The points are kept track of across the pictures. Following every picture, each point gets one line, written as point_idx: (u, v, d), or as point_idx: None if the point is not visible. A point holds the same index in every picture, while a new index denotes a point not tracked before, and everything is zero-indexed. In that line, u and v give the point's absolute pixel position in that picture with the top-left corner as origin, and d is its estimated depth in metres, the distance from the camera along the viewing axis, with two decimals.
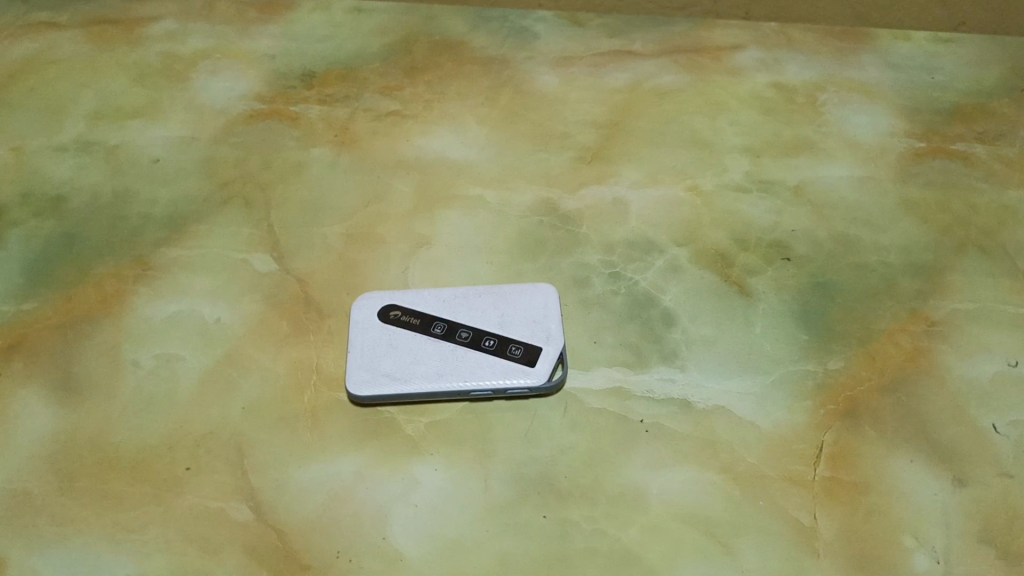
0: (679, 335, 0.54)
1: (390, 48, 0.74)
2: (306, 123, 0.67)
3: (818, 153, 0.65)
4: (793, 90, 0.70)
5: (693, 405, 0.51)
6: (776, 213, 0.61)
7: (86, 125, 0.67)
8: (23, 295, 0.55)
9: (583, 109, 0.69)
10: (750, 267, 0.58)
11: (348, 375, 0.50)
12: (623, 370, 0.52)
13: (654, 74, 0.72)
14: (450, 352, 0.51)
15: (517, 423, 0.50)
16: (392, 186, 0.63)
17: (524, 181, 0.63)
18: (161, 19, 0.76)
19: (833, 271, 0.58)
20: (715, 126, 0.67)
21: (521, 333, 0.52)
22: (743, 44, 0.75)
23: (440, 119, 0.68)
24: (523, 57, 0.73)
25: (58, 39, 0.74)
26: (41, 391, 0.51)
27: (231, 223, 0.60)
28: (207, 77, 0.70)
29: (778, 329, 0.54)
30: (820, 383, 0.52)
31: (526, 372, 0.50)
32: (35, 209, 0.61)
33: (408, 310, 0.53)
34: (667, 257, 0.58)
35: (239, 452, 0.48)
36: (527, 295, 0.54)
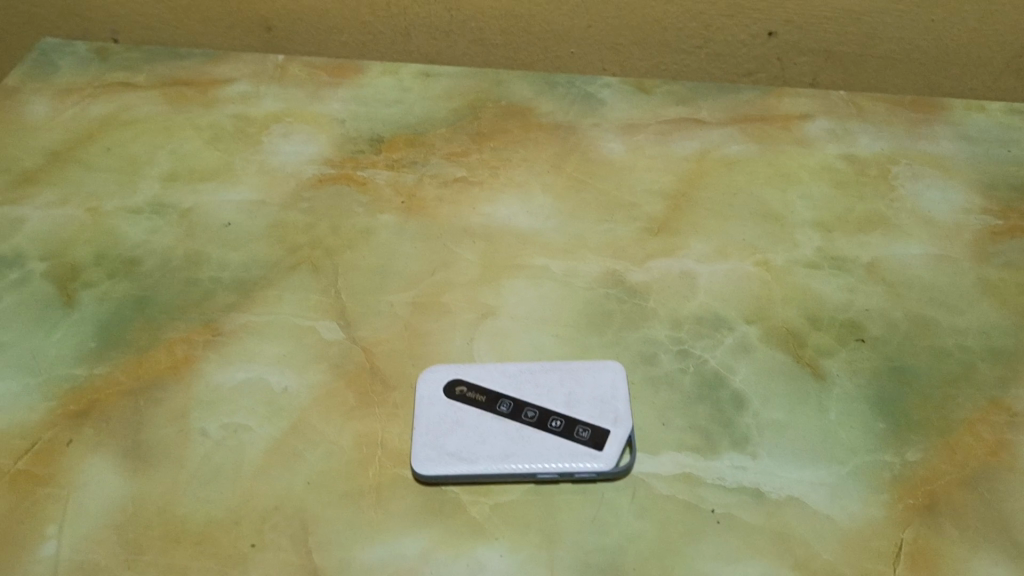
0: (750, 419, 0.53)
1: (457, 114, 0.74)
2: (374, 188, 0.68)
3: (891, 230, 0.64)
4: (865, 163, 0.70)
5: (765, 495, 0.49)
6: (849, 291, 0.60)
7: (160, 186, 0.68)
8: (97, 358, 0.56)
9: (650, 178, 0.68)
10: (823, 348, 0.56)
11: (413, 453, 0.50)
12: (692, 455, 0.51)
13: (722, 143, 0.71)
14: (516, 433, 0.51)
15: (584, 508, 0.49)
16: (458, 254, 0.63)
17: (590, 252, 0.63)
18: (235, 81, 0.77)
19: (909, 354, 0.56)
20: (784, 198, 0.67)
21: (588, 413, 0.52)
22: (813, 112, 0.74)
23: (506, 186, 0.68)
24: (589, 124, 0.73)
25: (135, 99, 0.76)
26: (111, 457, 0.51)
27: (299, 288, 0.60)
28: (278, 140, 0.72)
29: (853, 415, 0.53)
30: (898, 475, 0.50)
31: (592, 456, 0.50)
32: (109, 270, 0.62)
33: (474, 386, 0.54)
34: (737, 334, 0.57)
35: (304, 528, 0.48)
36: (595, 373, 0.54)
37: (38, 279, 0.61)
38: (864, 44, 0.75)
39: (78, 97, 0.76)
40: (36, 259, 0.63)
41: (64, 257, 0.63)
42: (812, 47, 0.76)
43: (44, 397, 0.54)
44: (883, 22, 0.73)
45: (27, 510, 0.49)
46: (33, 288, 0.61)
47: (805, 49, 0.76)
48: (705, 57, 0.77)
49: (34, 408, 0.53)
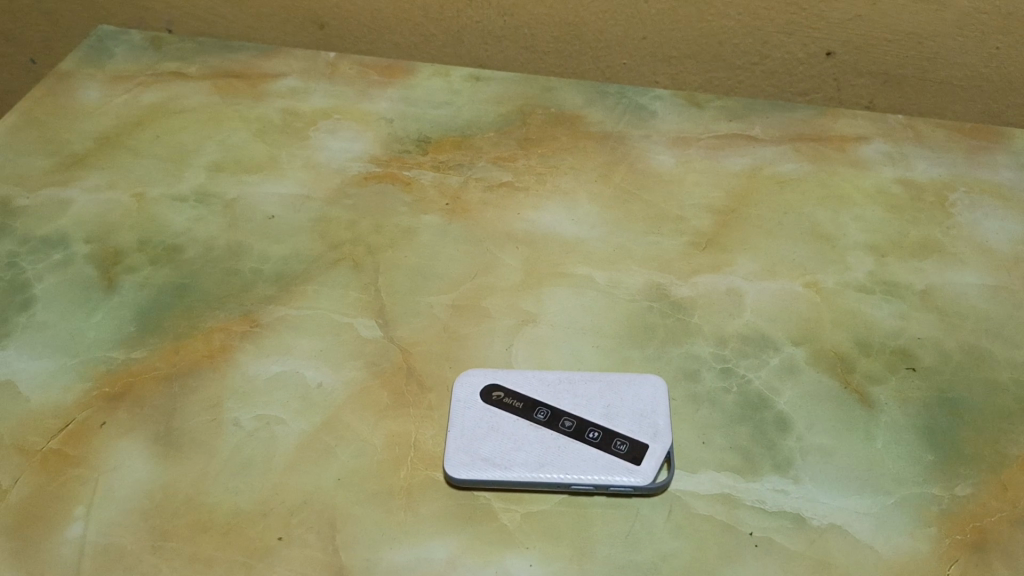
0: (794, 442, 0.51)
1: (505, 119, 0.74)
2: (419, 188, 0.67)
3: (947, 257, 0.62)
4: (920, 188, 0.68)
5: (807, 522, 0.48)
6: (901, 318, 0.58)
7: (206, 176, 0.68)
8: (134, 342, 0.56)
9: (699, 192, 0.67)
10: (872, 374, 0.55)
11: (446, 456, 0.49)
12: (732, 476, 0.49)
13: (774, 161, 0.70)
14: (552, 442, 0.50)
15: (618, 522, 0.47)
16: (500, 258, 0.62)
17: (634, 263, 0.61)
18: (285, 76, 0.78)
19: (961, 385, 0.54)
20: (837, 220, 0.65)
21: (626, 427, 0.51)
22: (869, 134, 0.73)
23: (551, 193, 0.67)
24: (638, 135, 0.72)
25: (186, 89, 0.76)
26: (142, 441, 0.51)
27: (339, 284, 0.60)
28: (325, 137, 0.72)
29: (901, 445, 0.51)
30: (947, 509, 0.48)
31: (629, 470, 0.48)
32: (151, 256, 0.62)
33: (510, 392, 0.52)
34: (783, 355, 0.56)
35: (332, 525, 0.47)
36: (635, 386, 0.53)
37: (80, 261, 0.61)
38: (924, 68, 0.73)
39: (130, 84, 0.77)
40: (79, 242, 0.63)
41: (107, 241, 0.63)
42: (871, 68, 0.74)
43: (80, 378, 0.54)
44: (945, 46, 0.71)
45: (57, 490, 0.49)
46: (75, 269, 0.61)
47: (863, 71, 0.74)
48: (760, 73, 0.76)
49: (69, 389, 0.53)
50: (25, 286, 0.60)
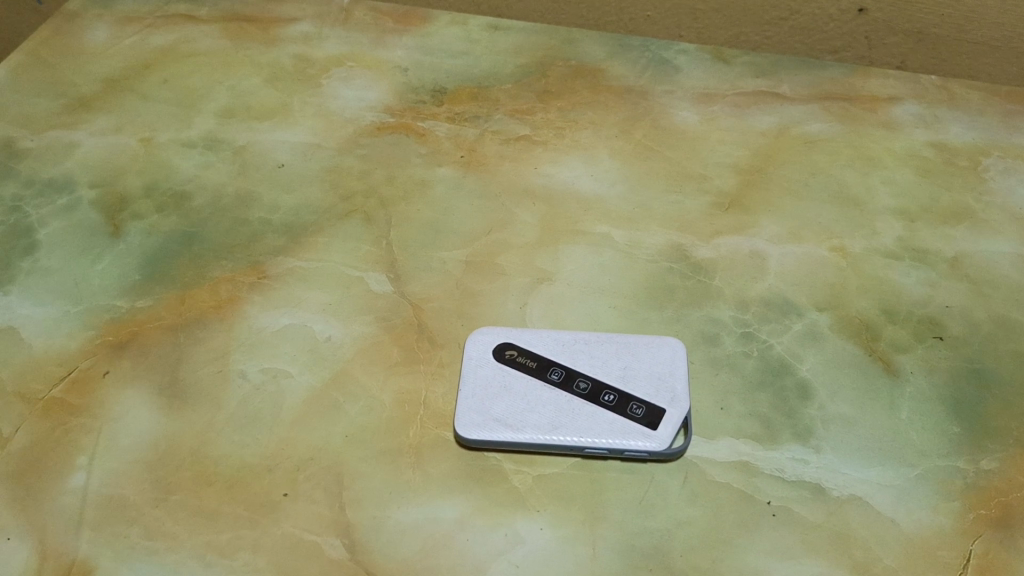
0: (816, 411, 0.49)
1: (524, 70, 0.71)
2: (434, 140, 0.65)
3: (979, 224, 0.60)
4: (953, 151, 0.65)
5: (826, 493, 0.46)
6: (930, 286, 0.56)
7: (216, 122, 0.66)
8: (140, 291, 0.55)
9: (723, 151, 0.65)
10: (899, 343, 0.53)
11: (457, 416, 0.48)
12: (751, 444, 0.48)
13: (802, 120, 0.67)
14: (566, 404, 0.48)
15: (633, 487, 0.46)
16: (516, 214, 0.60)
17: (655, 223, 0.59)
18: (298, 21, 0.75)
19: (990, 357, 0.52)
20: (866, 183, 0.63)
21: (643, 390, 0.49)
22: (901, 96, 0.70)
23: (571, 148, 0.65)
24: (662, 90, 0.70)
25: (196, 32, 0.74)
26: (147, 392, 0.50)
27: (351, 236, 0.58)
28: (338, 84, 0.69)
29: (926, 416, 0.49)
30: (971, 483, 0.47)
31: (645, 435, 0.47)
32: (158, 203, 0.60)
33: (525, 351, 0.51)
34: (807, 321, 0.54)
35: (339, 482, 0.46)
36: (653, 349, 0.51)
37: (85, 206, 0.60)
38: (961, 28, 0.70)
39: (139, 25, 0.74)
40: (85, 186, 0.61)
41: (113, 186, 0.61)
42: (905, 26, 0.71)
43: (83, 325, 0.53)
44: (984, 5, 0.68)
45: (59, 440, 0.48)
46: (80, 215, 0.59)
47: (897, 28, 0.71)
48: (789, 29, 0.73)
49: (72, 336, 0.52)
50: (29, 231, 0.58)
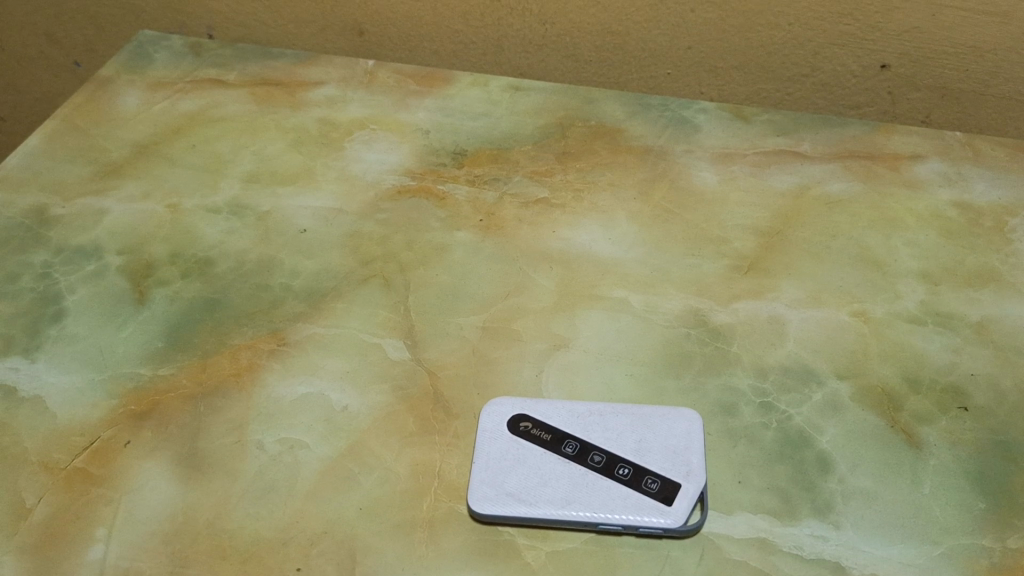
0: (835, 485, 0.49)
1: (544, 131, 0.72)
2: (453, 204, 0.66)
3: (1004, 287, 0.59)
4: (978, 211, 0.65)
5: (846, 571, 0.45)
6: (954, 352, 0.55)
7: (241, 187, 0.68)
8: (162, 359, 0.56)
9: (742, 213, 0.65)
10: (922, 413, 0.52)
11: (471, 490, 0.48)
12: (769, 519, 0.47)
13: (822, 180, 0.67)
14: (580, 478, 0.48)
15: (647, 564, 0.45)
16: (534, 279, 0.60)
17: (673, 287, 0.59)
18: (323, 84, 0.77)
19: (1017, 428, 0.51)
20: (888, 245, 0.62)
21: (659, 464, 0.49)
22: (924, 153, 0.69)
23: (589, 211, 0.65)
24: (681, 150, 0.70)
25: (224, 97, 0.76)
26: (165, 462, 0.50)
27: (369, 302, 0.59)
28: (361, 147, 0.71)
29: (950, 491, 0.48)
30: (997, 563, 0.45)
31: (660, 510, 0.47)
32: (182, 269, 0.61)
33: (539, 423, 0.51)
34: (827, 390, 0.53)
35: (352, 557, 0.46)
36: (669, 420, 0.51)
37: (113, 273, 0.61)
38: (985, 82, 0.70)
39: (169, 91, 0.76)
40: (112, 253, 0.63)
41: (140, 252, 0.63)
42: (928, 82, 0.71)
43: (107, 394, 0.54)
44: (1008, 60, 0.68)
45: (79, 510, 0.48)
46: (107, 282, 0.61)
47: (920, 84, 0.71)
48: (811, 86, 0.73)
49: (96, 405, 0.53)
50: (57, 298, 0.60)
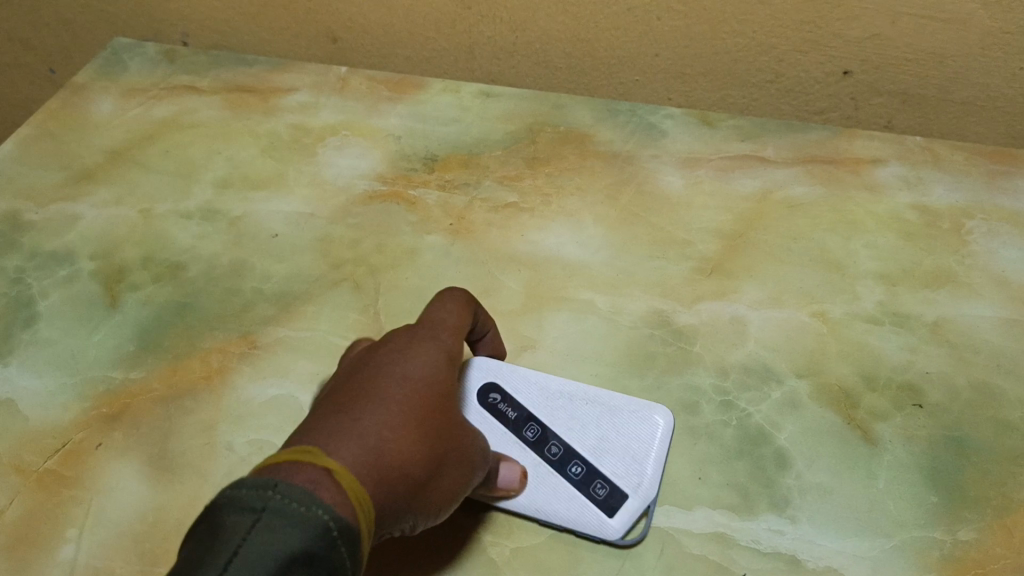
0: (793, 481, 0.50)
1: (514, 136, 0.73)
2: (423, 208, 0.67)
3: (960, 287, 0.61)
4: (936, 214, 0.66)
5: (802, 565, 0.46)
6: (910, 351, 0.57)
7: (214, 192, 0.69)
8: (133, 362, 0.56)
9: (706, 216, 0.66)
10: (878, 410, 0.53)
11: None
12: (727, 514, 0.48)
13: (785, 184, 0.69)
14: (533, 468, 0.50)
15: (609, 559, 0.47)
16: (502, 281, 0.61)
17: (638, 289, 0.61)
18: (296, 91, 0.78)
19: (969, 424, 0.53)
20: (848, 247, 0.64)
21: (611, 468, 0.50)
22: (885, 157, 0.71)
23: (557, 215, 0.66)
24: (648, 155, 0.71)
25: (197, 103, 0.77)
26: (136, 463, 0.51)
27: (339, 305, 0.60)
28: (333, 153, 0.72)
29: (903, 485, 0.50)
30: (948, 555, 0.47)
31: (600, 519, 0.48)
32: (154, 274, 0.62)
33: (508, 399, 0.53)
34: (786, 389, 0.54)
35: None
36: (639, 420, 0.51)
37: (85, 278, 0.62)
38: (945, 90, 0.70)
39: (143, 97, 0.77)
40: (85, 258, 0.63)
41: (112, 257, 0.63)
42: (890, 89, 0.71)
43: (78, 397, 0.54)
44: (969, 67, 0.67)
45: (51, 511, 0.49)
46: (80, 286, 0.61)
47: (881, 89, 0.71)
48: (775, 92, 0.73)
49: (67, 407, 0.54)
50: (30, 303, 0.60)
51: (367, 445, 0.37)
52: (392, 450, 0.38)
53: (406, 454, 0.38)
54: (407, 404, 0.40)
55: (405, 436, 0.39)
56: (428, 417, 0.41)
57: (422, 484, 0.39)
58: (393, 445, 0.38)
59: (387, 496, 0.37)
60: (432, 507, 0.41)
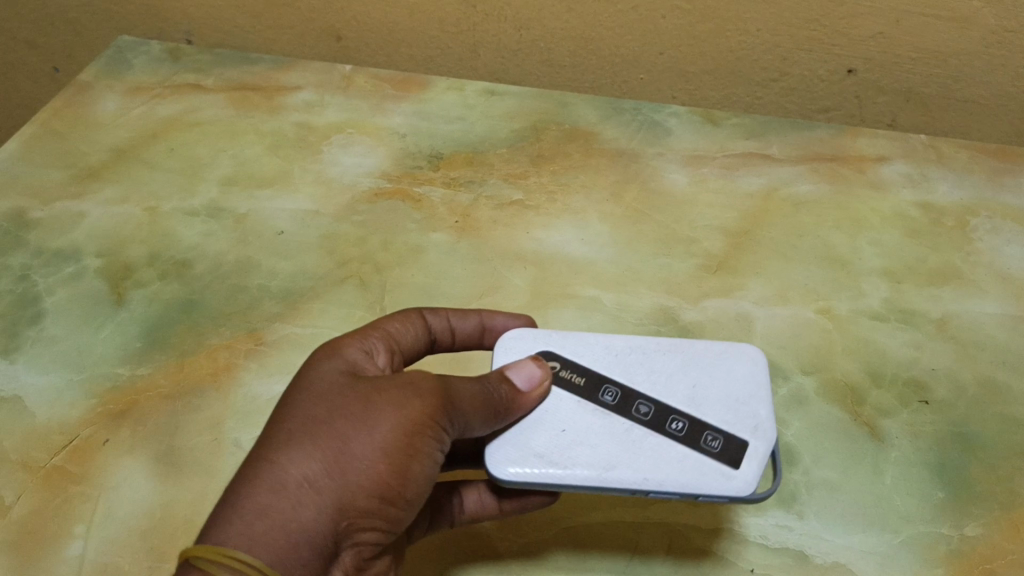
0: (800, 476, 0.50)
1: (519, 134, 0.73)
2: (428, 206, 0.67)
3: (965, 284, 0.61)
4: (941, 212, 0.67)
5: (809, 560, 0.46)
6: (916, 348, 0.57)
7: (219, 190, 0.69)
8: (140, 359, 0.56)
9: (711, 214, 0.66)
10: (884, 406, 0.53)
11: (488, 456, 0.43)
12: (735, 510, 0.48)
13: (790, 182, 0.69)
14: (626, 434, 0.44)
15: (618, 555, 0.47)
16: (508, 278, 0.61)
17: (643, 286, 0.61)
18: (301, 89, 0.78)
19: (975, 420, 0.53)
20: (853, 244, 0.64)
21: (716, 416, 0.45)
22: (889, 155, 0.71)
23: (562, 213, 0.66)
24: (652, 153, 0.72)
25: (201, 101, 0.77)
26: (144, 460, 0.51)
27: (345, 302, 0.60)
28: (338, 151, 0.72)
29: (910, 481, 0.50)
30: (955, 550, 0.47)
31: (725, 475, 0.43)
32: (160, 271, 0.62)
33: (568, 363, 0.47)
34: (793, 385, 0.54)
35: None
36: (729, 363, 0.47)
37: (91, 276, 0.62)
38: (949, 88, 0.69)
39: (147, 96, 0.77)
40: (91, 256, 0.63)
41: (118, 255, 0.63)
42: (894, 87, 0.70)
43: (85, 394, 0.54)
44: (972, 66, 0.66)
45: (58, 507, 0.49)
46: (85, 284, 0.61)
47: (886, 89, 0.70)
48: (778, 91, 0.72)
49: (74, 404, 0.54)
50: (36, 300, 0.60)
51: (286, 478, 0.37)
52: (279, 474, 0.37)
53: (307, 470, 0.37)
54: (298, 419, 0.39)
55: (296, 450, 0.38)
56: (327, 415, 0.39)
57: (342, 476, 0.37)
58: (283, 467, 0.37)
59: (286, 521, 0.36)
60: (386, 482, 0.38)
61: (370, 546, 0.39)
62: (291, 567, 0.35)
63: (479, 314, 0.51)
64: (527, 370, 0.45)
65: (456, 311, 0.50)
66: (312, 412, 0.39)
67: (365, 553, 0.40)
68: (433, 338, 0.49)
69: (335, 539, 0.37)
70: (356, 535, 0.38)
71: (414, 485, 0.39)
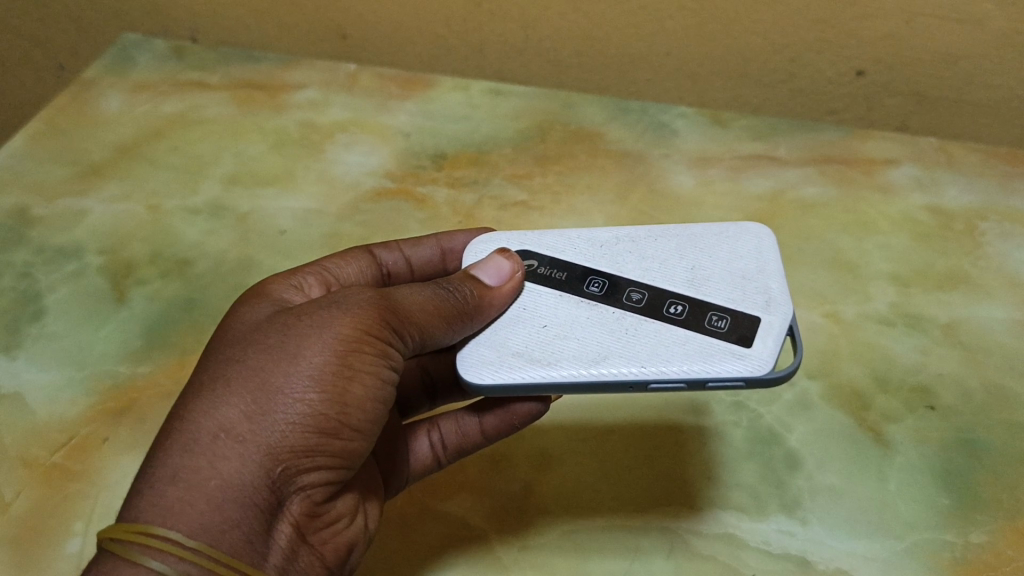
0: (804, 482, 0.49)
1: (524, 134, 0.73)
2: (432, 205, 0.67)
3: (973, 289, 0.60)
4: (950, 216, 0.66)
5: (812, 566, 0.46)
6: (923, 352, 0.56)
7: (221, 188, 0.68)
8: (141, 357, 0.56)
9: (717, 216, 0.66)
10: (890, 412, 0.53)
11: (461, 358, 0.42)
12: (737, 515, 0.48)
13: (797, 184, 0.68)
14: (618, 325, 0.42)
15: (616, 557, 0.46)
16: None
17: None
18: (305, 88, 0.78)
19: (981, 426, 0.52)
20: (861, 248, 0.63)
21: (723, 296, 0.43)
22: (898, 158, 0.71)
23: (567, 214, 0.66)
24: (658, 154, 0.71)
25: (206, 100, 0.77)
26: (143, 457, 0.51)
27: None
28: (342, 150, 0.72)
29: (915, 487, 0.49)
30: (959, 557, 0.46)
31: (737, 355, 0.40)
32: (162, 269, 0.62)
33: (549, 261, 0.46)
34: (797, 389, 0.54)
35: None
36: (731, 242, 0.45)
37: (93, 273, 0.62)
38: (960, 90, 0.67)
39: (152, 94, 0.77)
40: (92, 253, 0.63)
41: (120, 252, 0.63)
42: (904, 89, 0.68)
43: (85, 391, 0.54)
44: (981, 68, 0.64)
45: (56, 504, 0.48)
46: (87, 281, 0.61)
47: (894, 90, 0.68)
48: (787, 93, 0.71)
49: (74, 402, 0.53)
50: (37, 297, 0.60)
51: (207, 426, 0.36)
52: (197, 426, 0.36)
53: (228, 414, 0.36)
54: (217, 368, 0.38)
55: (213, 398, 0.37)
56: (248, 356, 0.38)
57: (266, 415, 0.36)
58: (204, 415, 0.36)
59: (212, 470, 0.35)
60: (321, 411, 0.37)
61: (320, 483, 0.38)
62: (218, 524, 0.34)
63: (435, 239, 0.53)
64: (495, 264, 0.44)
65: (409, 241, 0.52)
66: (232, 357, 0.38)
67: (318, 495, 0.39)
68: (391, 271, 0.52)
69: (273, 483, 0.36)
70: (298, 474, 0.37)
71: (357, 411, 0.38)
